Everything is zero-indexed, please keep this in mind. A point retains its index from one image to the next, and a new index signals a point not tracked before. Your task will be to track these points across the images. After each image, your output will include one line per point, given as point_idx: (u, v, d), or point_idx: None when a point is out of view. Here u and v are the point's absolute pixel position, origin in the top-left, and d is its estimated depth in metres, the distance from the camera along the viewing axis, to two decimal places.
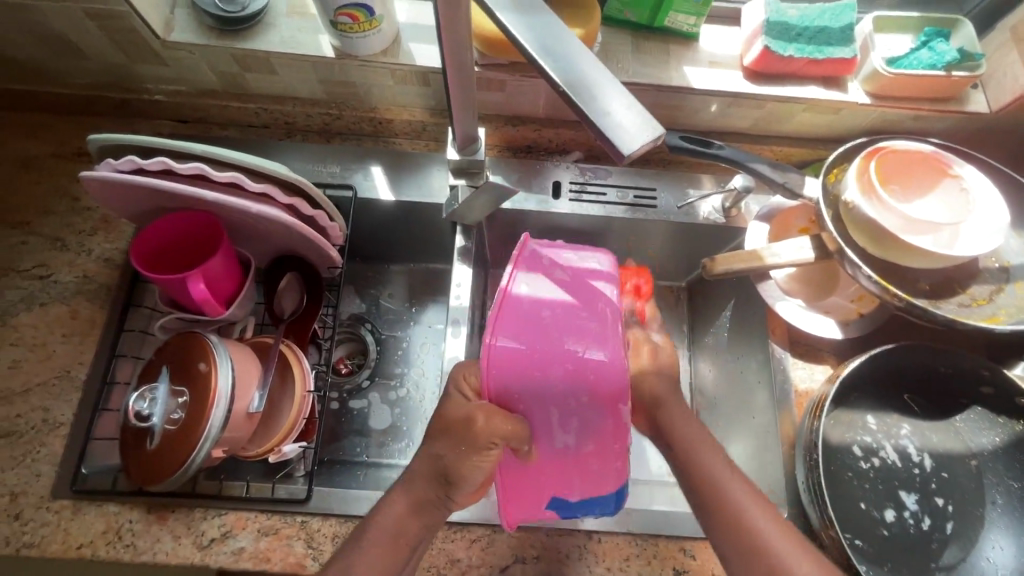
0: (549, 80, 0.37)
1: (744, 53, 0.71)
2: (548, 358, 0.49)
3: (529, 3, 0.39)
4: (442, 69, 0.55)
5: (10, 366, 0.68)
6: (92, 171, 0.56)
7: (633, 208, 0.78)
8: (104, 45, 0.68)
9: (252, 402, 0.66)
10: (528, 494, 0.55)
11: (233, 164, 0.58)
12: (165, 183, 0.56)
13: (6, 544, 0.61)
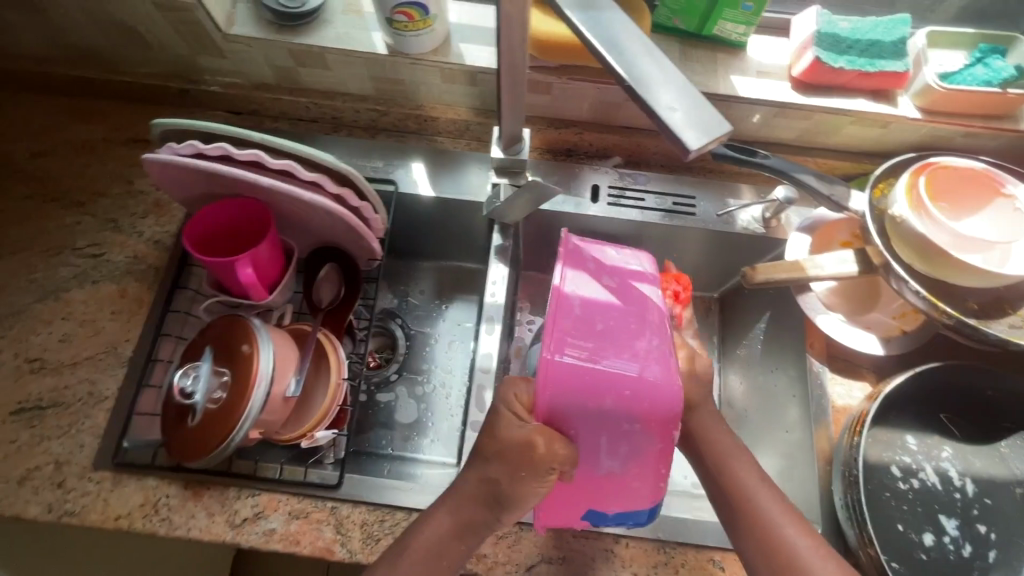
0: (615, 76, 0.37)
1: (793, 65, 0.71)
2: (603, 380, 0.50)
3: (594, 2, 0.39)
4: (497, 68, 0.56)
5: (61, 339, 0.70)
6: (156, 153, 0.59)
7: (671, 214, 0.78)
8: (169, 36, 0.71)
9: (290, 386, 0.67)
10: (566, 506, 0.56)
11: (288, 152, 0.60)
12: (224, 168, 0.58)
13: (49, 510, 0.63)
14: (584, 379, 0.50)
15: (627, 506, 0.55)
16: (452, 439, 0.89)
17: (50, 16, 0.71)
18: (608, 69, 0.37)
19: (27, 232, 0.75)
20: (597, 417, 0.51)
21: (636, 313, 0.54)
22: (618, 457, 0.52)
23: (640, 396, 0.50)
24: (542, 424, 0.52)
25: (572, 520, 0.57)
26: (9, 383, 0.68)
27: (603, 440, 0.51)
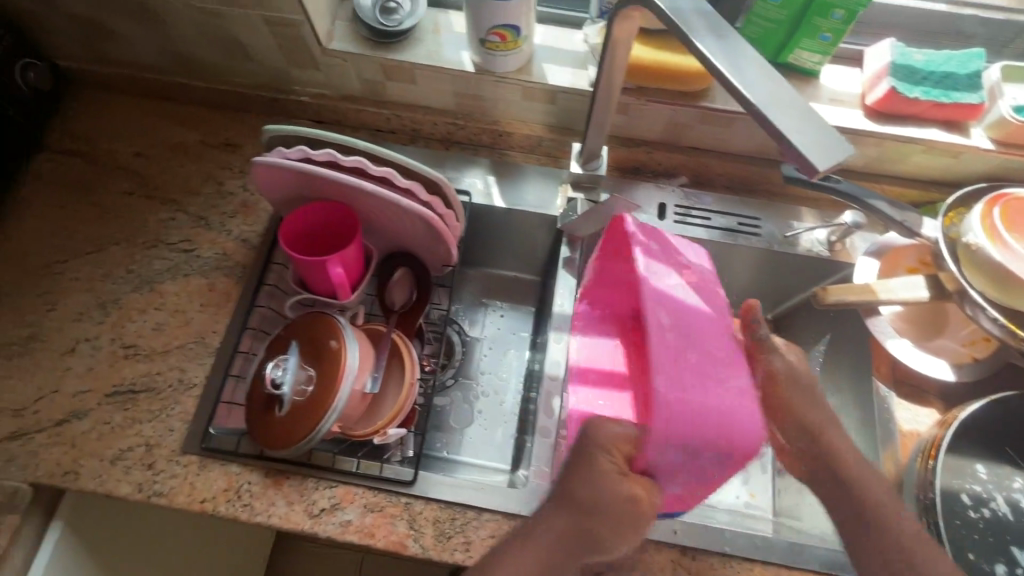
0: (740, 99, 0.40)
1: (867, 94, 0.72)
2: (704, 411, 0.53)
3: (720, 32, 0.43)
4: (594, 86, 0.59)
5: (154, 328, 0.74)
6: (267, 156, 0.64)
7: (736, 234, 0.80)
8: (271, 49, 0.76)
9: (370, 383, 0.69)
10: None
11: (390, 161, 0.65)
12: (329, 172, 0.63)
13: (139, 489, 0.66)
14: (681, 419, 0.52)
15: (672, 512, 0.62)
16: (506, 447, 0.90)
17: (163, 27, 0.76)
18: (735, 92, 0.40)
19: (126, 226, 0.80)
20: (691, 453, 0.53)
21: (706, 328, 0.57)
22: (689, 481, 0.56)
23: (734, 429, 0.53)
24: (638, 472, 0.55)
25: None
26: (105, 367, 0.72)
27: (687, 469, 0.55)
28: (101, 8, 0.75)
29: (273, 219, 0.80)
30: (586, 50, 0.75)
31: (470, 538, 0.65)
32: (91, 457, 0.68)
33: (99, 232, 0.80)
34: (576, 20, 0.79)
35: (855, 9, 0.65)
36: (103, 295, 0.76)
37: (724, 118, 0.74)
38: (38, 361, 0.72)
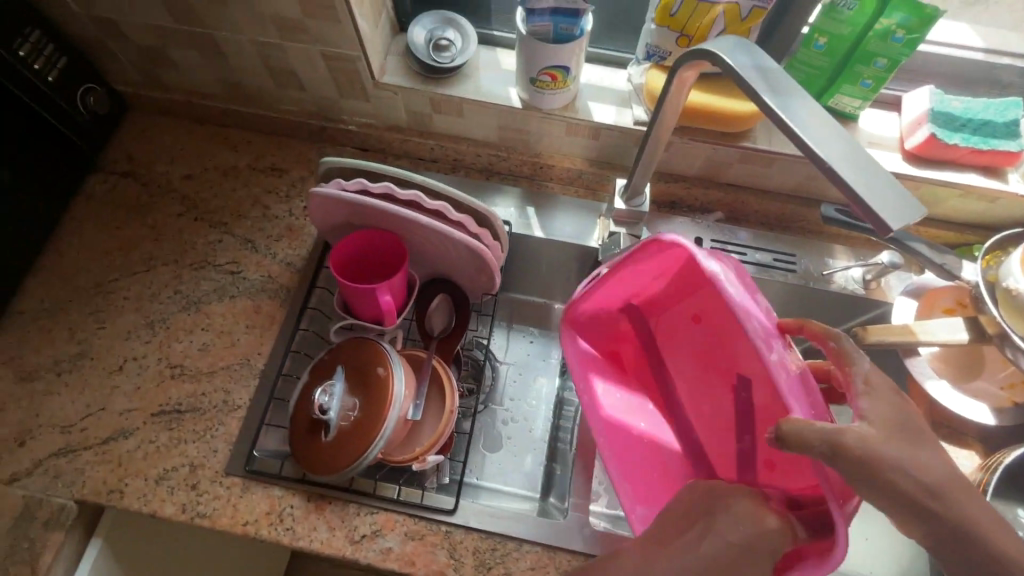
0: (811, 156, 0.42)
1: (907, 139, 0.74)
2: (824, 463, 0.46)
3: (786, 92, 0.46)
4: (648, 129, 0.61)
5: (200, 349, 0.76)
6: (325, 187, 0.66)
7: (772, 268, 0.81)
8: (325, 81, 0.79)
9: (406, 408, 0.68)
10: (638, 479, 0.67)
11: (444, 195, 0.67)
12: (385, 205, 0.65)
13: (183, 510, 0.67)
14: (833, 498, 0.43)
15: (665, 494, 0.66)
16: (535, 475, 0.89)
17: (221, 58, 0.79)
18: (804, 147, 0.42)
19: (174, 247, 0.82)
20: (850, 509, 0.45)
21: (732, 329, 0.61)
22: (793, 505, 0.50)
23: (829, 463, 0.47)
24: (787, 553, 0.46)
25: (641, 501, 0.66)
26: (151, 387, 0.73)
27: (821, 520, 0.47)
28: (164, 39, 0.78)
29: (319, 244, 0.82)
30: (630, 89, 0.77)
31: (510, 569, 0.65)
32: (136, 476, 0.69)
33: (149, 251, 0.82)
34: (620, 59, 0.81)
35: (897, 59, 0.67)
36: (151, 315, 0.78)
37: (765, 158, 0.76)
38: (87, 378, 0.74)
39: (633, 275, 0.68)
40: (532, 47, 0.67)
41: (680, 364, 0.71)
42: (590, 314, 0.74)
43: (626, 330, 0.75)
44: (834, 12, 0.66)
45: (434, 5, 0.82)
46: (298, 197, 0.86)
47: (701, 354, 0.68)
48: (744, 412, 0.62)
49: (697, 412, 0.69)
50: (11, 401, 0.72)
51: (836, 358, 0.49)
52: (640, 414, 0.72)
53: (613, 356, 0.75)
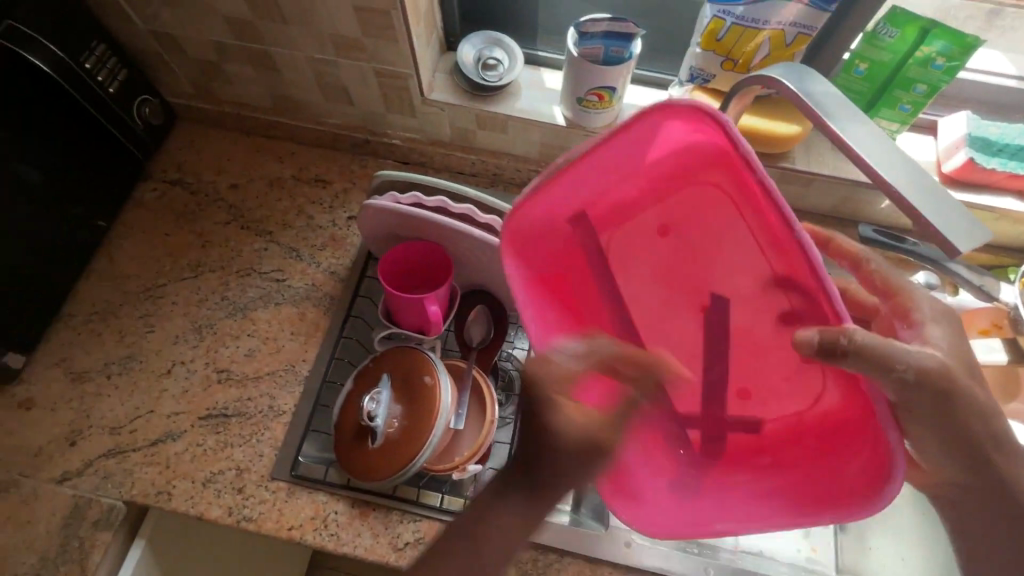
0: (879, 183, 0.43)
1: (943, 163, 0.76)
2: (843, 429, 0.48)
3: (850, 115, 0.46)
4: None
5: (247, 354, 0.77)
6: (379, 199, 0.71)
7: None
8: (374, 97, 0.81)
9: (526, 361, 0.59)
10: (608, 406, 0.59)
11: (495, 209, 0.72)
12: (438, 217, 0.69)
13: (229, 513, 0.68)
14: (898, 433, 0.43)
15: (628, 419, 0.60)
16: None
17: (273, 72, 0.81)
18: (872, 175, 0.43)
19: (220, 254, 0.84)
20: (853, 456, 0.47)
21: (715, 235, 0.54)
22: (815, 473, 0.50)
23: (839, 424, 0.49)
24: (799, 482, 0.51)
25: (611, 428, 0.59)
26: (199, 391, 0.75)
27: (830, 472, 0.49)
28: (219, 53, 0.80)
29: (362, 254, 0.84)
30: None
31: None
32: (184, 478, 0.70)
33: (196, 257, 0.84)
34: (660, 81, 0.83)
35: (937, 85, 0.70)
36: (198, 320, 0.79)
37: (803, 179, 0.78)
38: (136, 382, 0.75)
39: (597, 173, 0.52)
40: (582, 68, 0.70)
41: (635, 282, 0.61)
42: (535, 225, 0.56)
43: (574, 246, 0.58)
44: (875, 40, 0.68)
45: (480, 24, 0.84)
46: (341, 207, 0.88)
47: (666, 270, 0.60)
48: (709, 326, 0.60)
49: (648, 333, 0.62)
50: (62, 402, 0.74)
51: (881, 286, 0.52)
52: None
53: (557, 279, 0.60)
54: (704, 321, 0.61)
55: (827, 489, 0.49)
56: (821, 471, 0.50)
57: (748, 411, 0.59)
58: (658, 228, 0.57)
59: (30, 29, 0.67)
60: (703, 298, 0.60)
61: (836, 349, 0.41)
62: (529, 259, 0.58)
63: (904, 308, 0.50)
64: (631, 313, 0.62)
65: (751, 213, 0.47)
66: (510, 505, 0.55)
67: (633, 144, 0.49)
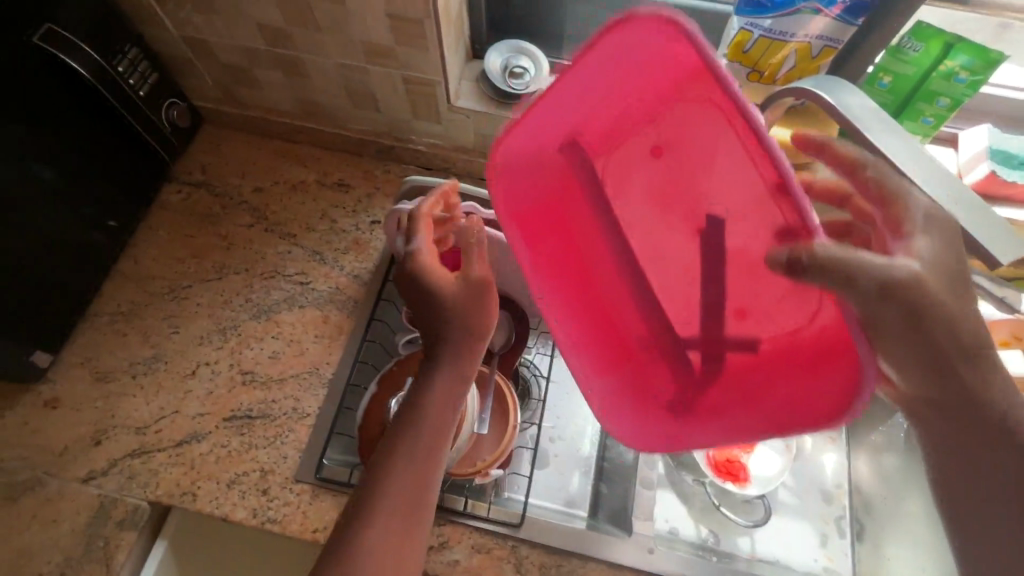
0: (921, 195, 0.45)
1: (964, 175, 0.77)
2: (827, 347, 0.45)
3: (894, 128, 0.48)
4: None
5: (271, 356, 0.78)
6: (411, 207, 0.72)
7: None
8: (401, 103, 0.82)
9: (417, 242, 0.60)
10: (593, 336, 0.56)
11: None
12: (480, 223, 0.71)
13: (253, 515, 0.68)
14: (866, 347, 0.41)
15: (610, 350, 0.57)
16: (584, 494, 0.86)
17: (302, 78, 0.83)
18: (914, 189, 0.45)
19: (245, 256, 0.85)
20: (825, 374, 0.45)
21: (704, 155, 0.45)
22: (792, 386, 0.48)
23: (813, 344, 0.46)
24: (784, 393, 0.48)
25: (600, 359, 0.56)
26: (223, 392, 0.75)
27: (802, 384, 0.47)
28: (248, 58, 0.81)
29: (385, 258, 0.84)
30: None
31: None
32: (208, 479, 0.70)
33: (221, 260, 0.84)
34: None
35: (959, 99, 0.71)
36: (222, 321, 0.80)
37: None
38: (161, 382, 0.76)
39: (567, 97, 0.46)
40: None
41: (632, 210, 0.52)
42: (520, 156, 0.51)
43: (564, 175, 0.52)
44: (899, 54, 0.69)
45: (506, 34, 0.86)
46: (365, 212, 0.89)
47: (661, 195, 0.50)
48: (707, 257, 0.51)
49: (649, 265, 0.54)
50: (86, 401, 0.74)
51: (876, 194, 0.47)
52: (579, 276, 0.56)
53: (547, 213, 0.55)
54: (700, 244, 0.51)
55: (806, 400, 0.47)
56: (799, 382, 0.47)
57: (745, 330, 0.51)
58: (650, 147, 0.48)
59: (68, 31, 0.68)
60: (696, 219, 0.50)
61: (798, 265, 0.40)
62: (513, 192, 0.53)
63: (897, 220, 0.46)
64: (629, 245, 0.54)
65: (732, 130, 0.41)
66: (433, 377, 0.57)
67: (607, 57, 0.42)
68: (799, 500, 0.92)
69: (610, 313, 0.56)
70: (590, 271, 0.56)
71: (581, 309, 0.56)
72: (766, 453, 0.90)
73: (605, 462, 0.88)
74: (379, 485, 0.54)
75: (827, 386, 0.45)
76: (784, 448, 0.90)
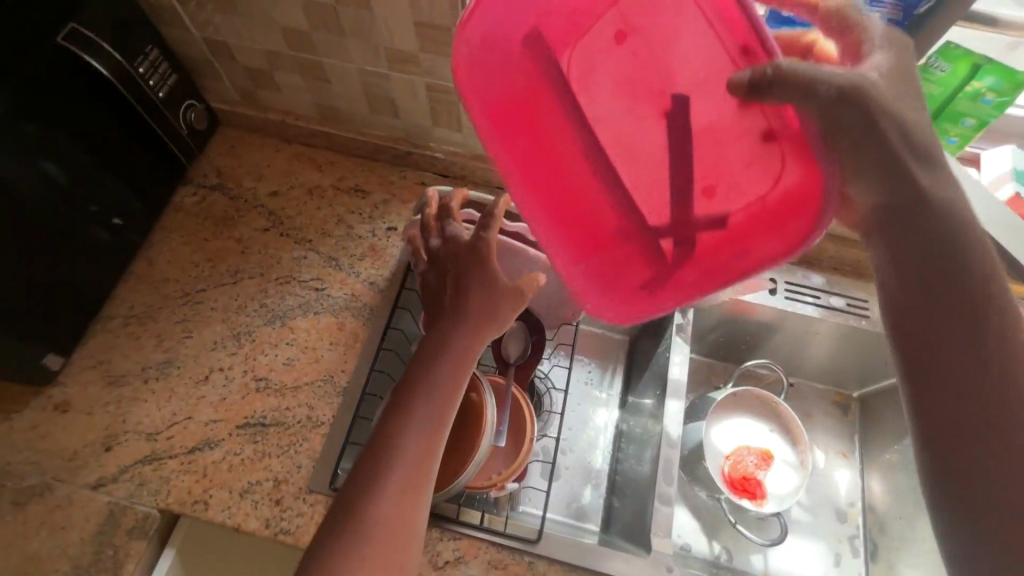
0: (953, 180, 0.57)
1: (995, 190, 0.74)
2: (791, 198, 0.42)
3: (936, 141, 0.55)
4: None
5: (286, 363, 0.77)
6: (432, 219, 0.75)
7: (828, 311, 0.88)
8: (422, 110, 0.82)
9: (455, 230, 0.67)
10: (567, 223, 0.51)
11: None
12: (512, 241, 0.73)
13: (266, 525, 0.67)
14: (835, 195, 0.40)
15: (579, 241, 0.52)
16: (596, 508, 0.85)
17: (322, 82, 0.82)
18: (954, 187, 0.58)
19: (260, 261, 0.84)
20: (785, 225, 0.43)
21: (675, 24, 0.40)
22: (757, 244, 0.45)
23: (778, 198, 0.43)
24: (750, 254, 0.45)
25: (569, 248, 0.52)
26: (236, 399, 0.74)
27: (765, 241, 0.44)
28: (270, 61, 0.81)
29: (402, 265, 0.84)
30: None
31: None
32: (221, 487, 0.69)
33: (236, 264, 0.84)
34: None
35: (985, 120, 0.71)
36: (237, 326, 0.79)
37: None
38: (173, 388, 0.74)
39: None
40: None
41: (601, 101, 0.45)
42: (477, 47, 0.44)
43: (529, 75, 0.45)
44: (927, 74, 0.69)
45: None
46: (381, 218, 0.88)
47: (633, 82, 0.44)
48: (683, 143, 0.44)
49: (624, 161, 0.47)
50: (97, 405, 0.73)
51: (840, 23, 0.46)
52: (548, 173, 0.49)
53: (512, 115, 0.47)
54: (671, 128, 0.44)
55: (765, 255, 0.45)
56: (760, 241, 0.44)
57: (714, 208, 0.46)
58: (614, 28, 0.42)
59: (92, 31, 0.68)
60: (664, 99, 0.44)
61: (761, 81, 0.38)
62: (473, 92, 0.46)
63: (856, 44, 0.47)
64: (601, 141, 0.47)
65: None
66: (461, 322, 0.59)
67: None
68: (812, 518, 0.92)
69: (581, 204, 0.50)
70: (552, 167, 0.49)
71: (553, 214, 0.51)
72: (782, 470, 0.89)
73: (617, 475, 0.87)
74: (389, 454, 0.54)
75: (791, 231, 0.43)
76: (801, 464, 0.89)
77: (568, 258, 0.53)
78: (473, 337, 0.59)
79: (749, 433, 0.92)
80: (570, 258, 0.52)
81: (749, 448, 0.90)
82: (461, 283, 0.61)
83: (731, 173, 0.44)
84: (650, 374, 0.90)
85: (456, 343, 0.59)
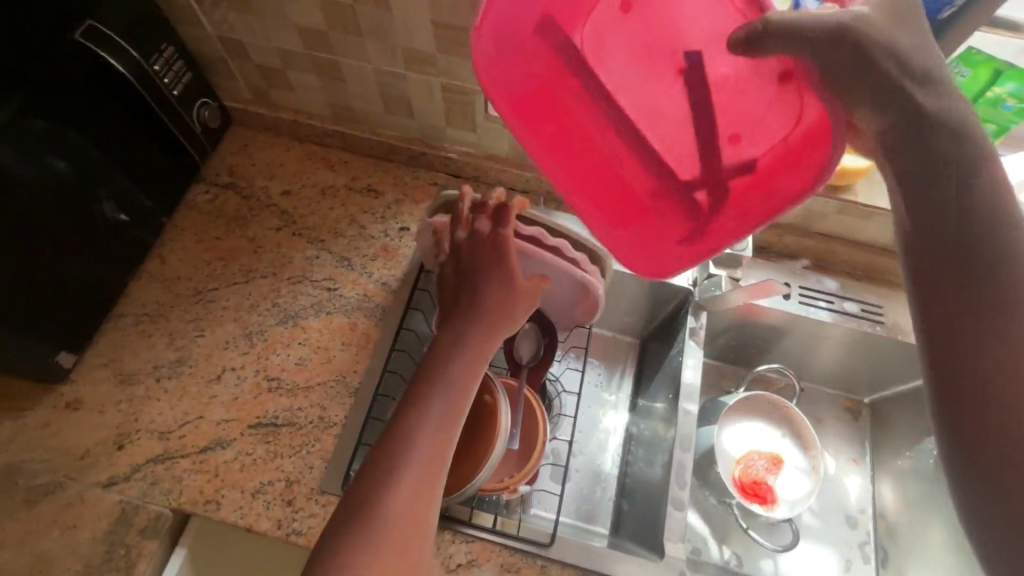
0: None
1: (1017, 195, 0.75)
2: (811, 131, 0.43)
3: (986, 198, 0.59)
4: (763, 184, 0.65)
5: (298, 362, 0.77)
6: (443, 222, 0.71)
7: (842, 316, 0.86)
8: (437, 111, 0.82)
9: (481, 226, 0.66)
10: (601, 190, 0.54)
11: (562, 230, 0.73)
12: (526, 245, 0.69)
13: (278, 526, 0.67)
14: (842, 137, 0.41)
15: (614, 207, 0.54)
16: (606, 511, 0.85)
17: (337, 81, 0.82)
18: None
19: (272, 260, 0.84)
20: (808, 158, 0.43)
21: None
22: (784, 180, 0.45)
23: (801, 133, 0.43)
24: (777, 194, 0.46)
25: (605, 212, 0.55)
26: (249, 398, 0.74)
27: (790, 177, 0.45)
28: (284, 60, 0.80)
29: (415, 266, 0.83)
30: None
31: None
32: (233, 487, 0.68)
33: (248, 262, 0.83)
34: None
35: (1005, 126, 0.70)
36: (249, 325, 0.79)
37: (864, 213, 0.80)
38: (185, 387, 0.74)
39: None
40: None
41: (617, 71, 0.47)
42: (492, 41, 0.47)
43: (546, 61, 0.47)
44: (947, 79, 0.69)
45: None
46: (394, 218, 0.88)
47: (647, 45, 0.45)
48: (704, 98, 0.45)
49: (649, 122, 0.48)
50: (110, 404, 0.73)
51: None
52: (577, 147, 0.52)
53: (539, 103, 0.51)
54: (689, 85, 0.45)
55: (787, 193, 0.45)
56: (784, 180, 0.45)
57: (742, 153, 0.46)
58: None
59: (109, 29, 0.67)
60: (677, 60, 0.45)
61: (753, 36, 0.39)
62: (496, 86, 0.50)
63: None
64: (621, 111, 0.48)
65: None
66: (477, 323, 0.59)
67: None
68: (823, 524, 0.91)
69: (612, 172, 0.52)
70: (580, 142, 0.52)
71: (587, 180, 0.54)
72: (794, 475, 0.89)
73: (626, 478, 0.86)
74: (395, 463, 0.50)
75: (811, 160, 0.43)
76: (812, 469, 0.89)
77: (604, 222, 0.55)
78: (487, 337, 0.59)
79: (761, 438, 0.91)
80: (606, 221, 0.55)
81: (759, 453, 0.90)
82: (478, 281, 0.62)
83: (754, 117, 0.45)
84: (662, 378, 0.89)
85: (470, 342, 0.58)
